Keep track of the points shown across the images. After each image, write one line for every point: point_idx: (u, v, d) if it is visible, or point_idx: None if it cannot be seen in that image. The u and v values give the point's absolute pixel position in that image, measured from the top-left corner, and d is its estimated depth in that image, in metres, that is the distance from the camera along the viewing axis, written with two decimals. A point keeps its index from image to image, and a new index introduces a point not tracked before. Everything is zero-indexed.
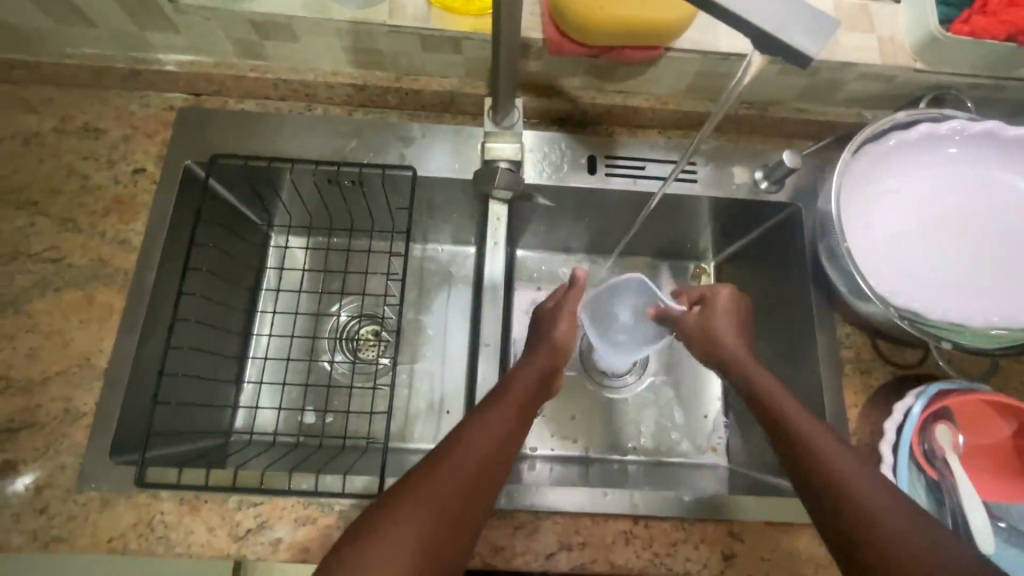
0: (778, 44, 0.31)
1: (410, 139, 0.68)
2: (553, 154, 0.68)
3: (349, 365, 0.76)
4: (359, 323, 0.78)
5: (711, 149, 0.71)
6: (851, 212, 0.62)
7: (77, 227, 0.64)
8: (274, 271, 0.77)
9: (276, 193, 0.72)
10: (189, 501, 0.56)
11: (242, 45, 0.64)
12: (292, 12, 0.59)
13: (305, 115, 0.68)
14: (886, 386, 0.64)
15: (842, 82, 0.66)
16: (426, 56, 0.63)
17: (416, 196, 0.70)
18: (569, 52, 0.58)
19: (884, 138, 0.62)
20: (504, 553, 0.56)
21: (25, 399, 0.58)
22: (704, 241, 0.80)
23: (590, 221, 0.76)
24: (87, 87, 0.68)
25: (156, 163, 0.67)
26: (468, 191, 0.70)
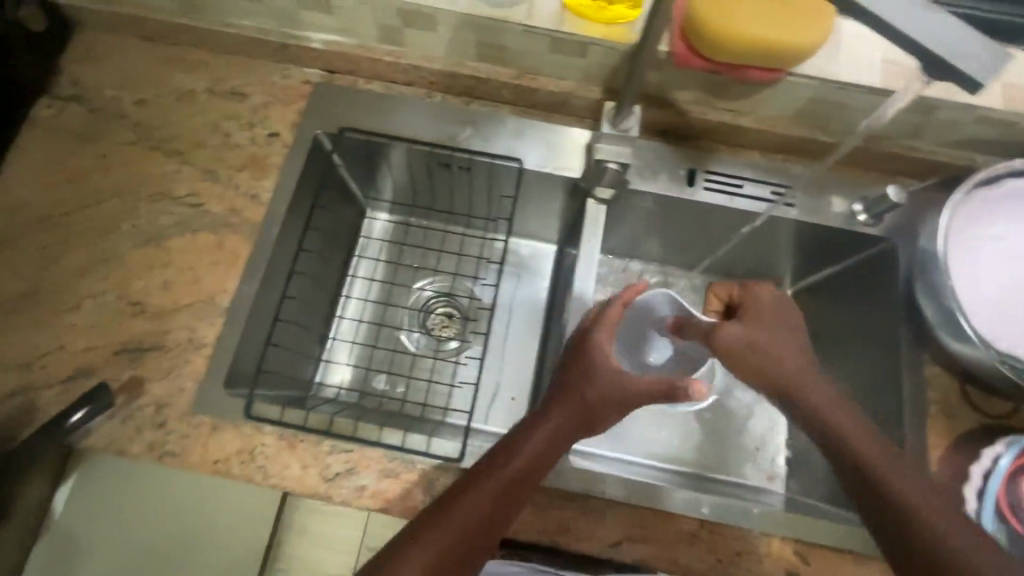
0: (947, 67, 0.33)
1: (520, 134, 0.72)
2: (653, 162, 0.71)
3: (427, 339, 0.80)
4: (441, 301, 0.82)
5: (811, 176, 0.72)
6: (958, 252, 0.63)
7: (216, 178, 0.70)
8: (370, 241, 0.83)
9: (387, 170, 0.77)
10: (288, 438, 0.61)
11: (385, 31, 0.69)
12: (438, 5, 0.65)
13: (426, 101, 0.74)
14: (972, 433, 0.63)
15: (959, 123, 0.66)
16: (551, 58, 0.67)
17: (516, 187, 0.74)
18: (694, 66, 0.60)
19: (998, 182, 0.62)
20: (571, 534, 0.58)
21: (157, 324, 0.64)
22: (783, 268, 0.81)
23: (674, 234, 0.78)
24: (238, 56, 0.76)
25: (289, 129, 0.73)
26: (568, 189, 0.73)
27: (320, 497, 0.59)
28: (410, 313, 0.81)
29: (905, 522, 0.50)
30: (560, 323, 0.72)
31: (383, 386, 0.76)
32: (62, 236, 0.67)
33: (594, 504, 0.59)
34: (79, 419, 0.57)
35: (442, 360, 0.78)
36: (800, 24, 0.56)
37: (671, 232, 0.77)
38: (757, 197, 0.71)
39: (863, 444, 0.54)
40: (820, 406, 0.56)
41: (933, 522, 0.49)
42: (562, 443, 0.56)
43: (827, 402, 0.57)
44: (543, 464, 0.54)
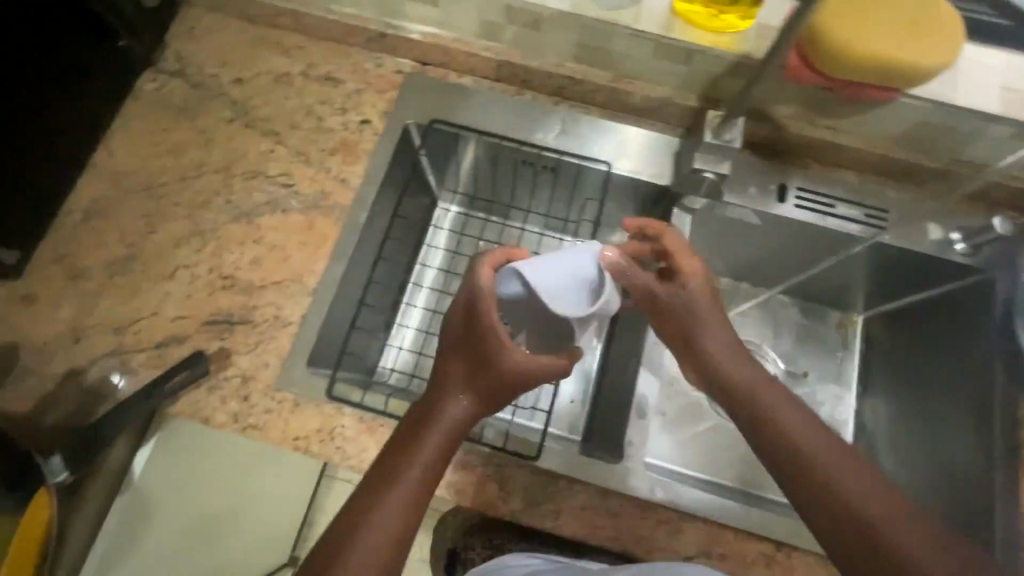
0: None
1: (610, 137, 0.71)
2: (745, 175, 0.70)
3: None
4: None
5: (905, 200, 0.70)
6: None
7: (307, 160, 0.72)
8: (440, 230, 0.82)
9: (468, 163, 0.77)
10: (367, 422, 0.61)
11: (487, 26, 0.70)
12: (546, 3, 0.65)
13: (517, 98, 0.74)
14: None
15: None
16: (653, 63, 0.67)
17: (601, 191, 0.74)
18: (806, 79, 0.60)
19: None
20: (644, 543, 0.58)
21: (246, 299, 0.66)
22: (859, 292, 0.79)
23: (754, 250, 0.76)
24: (334, 41, 0.77)
25: (380, 116, 0.74)
26: (653, 196, 0.72)
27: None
28: None
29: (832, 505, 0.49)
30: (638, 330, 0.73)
31: None
32: (160, 206, 0.69)
33: (668, 514, 0.59)
34: (177, 382, 0.60)
35: None
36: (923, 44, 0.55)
37: (751, 246, 0.75)
38: (849, 218, 0.69)
39: (775, 416, 0.53)
40: (733, 384, 0.56)
41: (865, 500, 0.48)
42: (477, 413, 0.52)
43: (731, 370, 0.57)
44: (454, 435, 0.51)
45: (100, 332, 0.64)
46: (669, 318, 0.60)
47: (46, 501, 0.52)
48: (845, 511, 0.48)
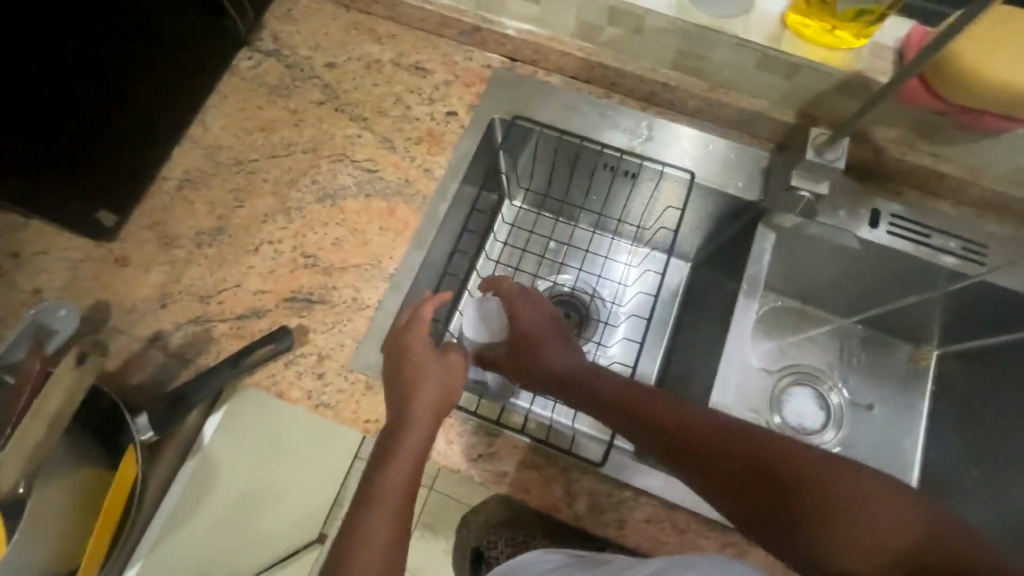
0: None
1: (696, 147, 0.70)
2: (835, 197, 0.68)
3: None
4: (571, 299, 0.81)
5: (1006, 236, 0.67)
6: None
7: (393, 147, 0.73)
8: (507, 226, 0.82)
9: (544, 161, 0.77)
10: None
11: (585, 26, 0.70)
12: (652, 7, 0.64)
13: (604, 101, 0.73)
14: None
15: None
16: (754, 75, 0.66)
17: (681, 200, 0.72)
18: (921, 104, 0.61)
19: None
20: None
21: (326, 279, 0.67)
22: (940, 329, 0.76)
23: (831, 275, 0.74)
24: (426, 31, 0.77)
25: (466, 109, 0.74)
26: (736, 210, 0.71)
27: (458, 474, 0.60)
28: None
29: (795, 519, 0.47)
30: (707, 345, 0.71)
31: None
32: (250, 181, 0.71)
33: (734, 536, 0.58)
34: (260, 355, 0.62)
35: None
36: None
37: (831, 270, 0.73)
38: (944, 250, 0.66)
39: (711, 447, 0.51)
40: (671, 422, 0.54)
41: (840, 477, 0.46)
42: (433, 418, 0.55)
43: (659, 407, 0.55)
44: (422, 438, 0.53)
45: (188, 298, 0.66)
46: (560, 377, 0.61)
47: (135, 459, 0.56)
48: (817, 513, 0.46)
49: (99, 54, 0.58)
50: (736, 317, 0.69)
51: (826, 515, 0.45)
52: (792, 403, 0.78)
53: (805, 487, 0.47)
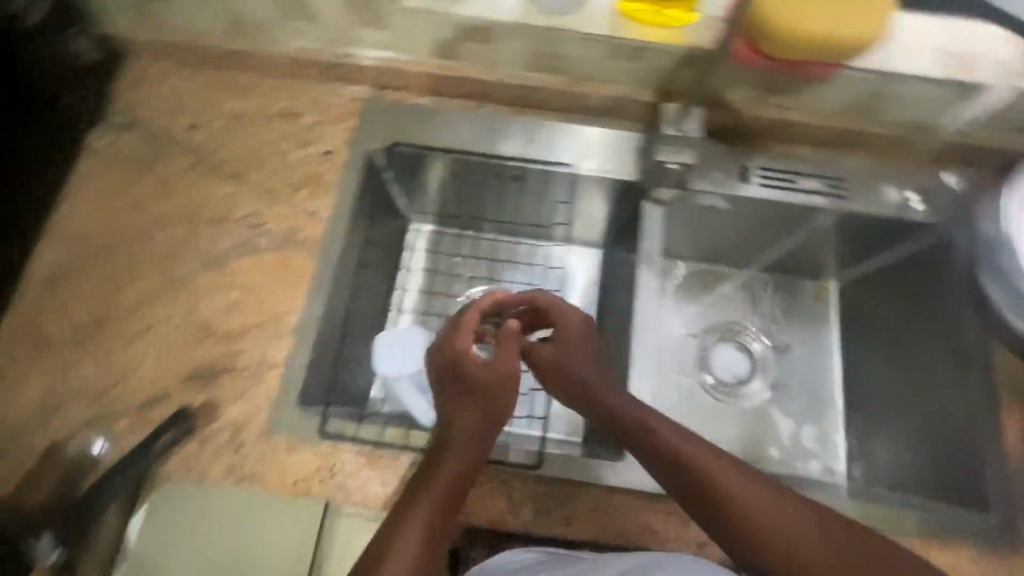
0: None
1: (569, 140, 0.72)
2: (706, 160, 0.71)
3: None
4: None
5: (862, 167, 0.73)
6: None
7: (274, 198, 0.71)
8: (413, 252, 0.82)
9: (432, 181, 0.77)
10: (367, 454, 0.60)
11: (440, 45, 0.71)
12: (496, 17, 0.66)
13: (475, 111, 0.74)
14: None
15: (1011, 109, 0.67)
16: (606, 64, 0.69)
17: (570, 193, 0.75)
18: (753, 64, 0.65)
19: None
20: (657, 536, 0.59)
21: (227, 346, 0.64)
22: (832, 261, 0.81)
23: (724, 233, 0.78)
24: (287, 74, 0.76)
25: (342, 146, 0.73)
26: (622, 192, 0.73)
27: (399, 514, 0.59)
28: None
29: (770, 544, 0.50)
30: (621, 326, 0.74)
31: None
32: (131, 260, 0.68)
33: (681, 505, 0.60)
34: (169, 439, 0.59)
35: None
36: (855, 18, 0.60)
37: (725, 230, 0.77)
38: (813, 191, 0.71)
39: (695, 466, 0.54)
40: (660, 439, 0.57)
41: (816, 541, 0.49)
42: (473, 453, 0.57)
43: (640, 414, 0.59)
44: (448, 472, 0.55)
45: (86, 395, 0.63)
46: (577, 382, 0.63)
47: None
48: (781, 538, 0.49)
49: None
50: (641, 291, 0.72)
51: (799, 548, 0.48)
52: (718, 359, 0.82)
53: (791, 547, 0.49)
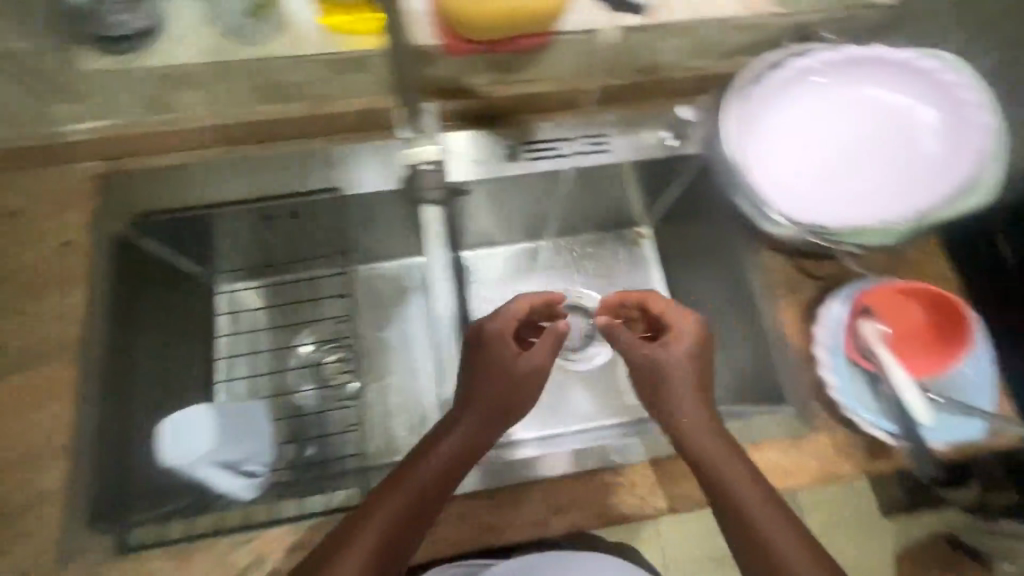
0: None
1: (332, 162, 0.72)
2: (471, 148, 0.73)
3: (320, 395, 0.78)
4: (324, 352, 0.80)
5: (614, 118, 0.76)
6: (749, 146, 0.69)
7: (17, 309, 0.65)
8: (227, 314, 0.80)
9: (213, 239, 0.74)
10: (178, 555, 0.58)
11: (149, 102, 0.66)
12: (182, 61, 0.61)
13: (226, 157, 0.72)
14: (811, 305, 0.70)
15: (723, 36, 0.71)
16: (326, 82, 0.67)
17: (354, 214, 0.74)
18: (467, 51, 0.64)
19: (757, 78, 0.70)
20: (496, 530, 0.61)
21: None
22: (636, 205, 0.85)
23: (521, 206, 0.80)
24: (0, 172, 0.68)
25: (83, 233, 0.68)
26: (399, 200, 0.74)
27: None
28: (294, 374, 0.79)
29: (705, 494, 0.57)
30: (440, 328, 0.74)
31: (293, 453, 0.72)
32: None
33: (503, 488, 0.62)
34: None
35: (341, 405, 0.77)
36: None
37: (523, 202, 0.79)
38: (579, 151, 0.75)
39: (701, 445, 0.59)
40: (675, 408, 0.62)
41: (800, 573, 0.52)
42: (423, 468, 0.57)
43: (687, 421, 0.60)
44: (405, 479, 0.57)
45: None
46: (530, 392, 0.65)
47: None
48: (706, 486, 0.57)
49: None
50: (436, 300, 0.72)
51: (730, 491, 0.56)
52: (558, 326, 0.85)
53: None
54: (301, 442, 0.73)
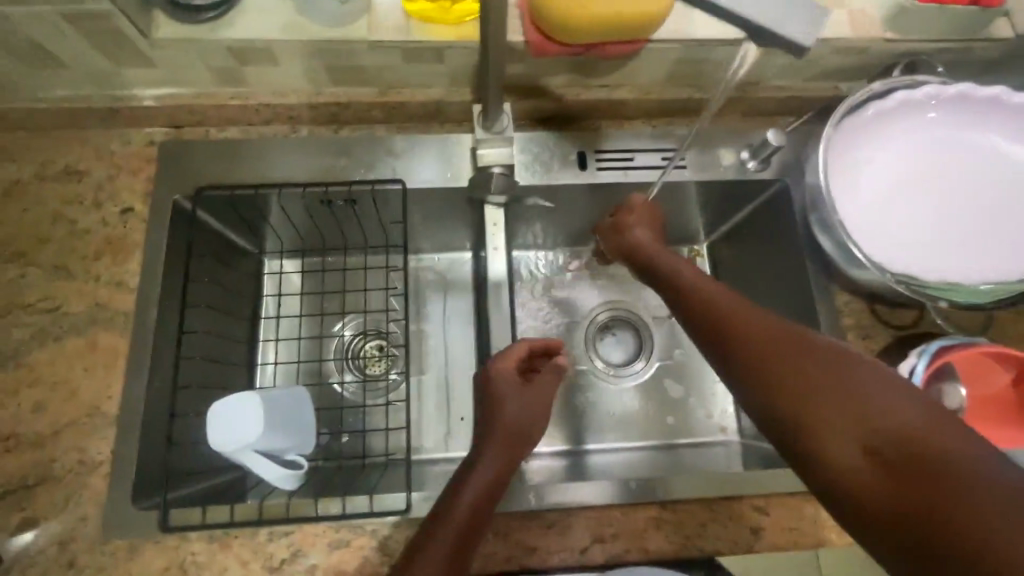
0: (787, 41, 0.44)
1: (676, 139, 0.88)
2: (730, 159, 0.87)
3: (610, 367, 1.04)
4: (621, 335, 1.07)
5: (744, 133, 0.88)
6: (847, 191, 0.76)
7: (341, 231, 0.91)
8: (518, 273, 1.07)
9: (541, 208, 0.91)
10: (525, 516, 0.72)
11: (364, 73, 0.80)
12: (396, 63, 0.77)
13: (567, 124, 0.88)
14: (891, 346, 0.81)
15: (820, 56, 0.81)
16: (551, 65, 0.80)
17: None
18: (549, 50, 0.75)
19: (867, 110, 0.75)
20: (794, 532, 0.74)
21: (374, 392, 0.92)
22: (698, 224, 0.97)
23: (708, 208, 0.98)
24: (187, 167, 0.82)
25: (363, 174, 0.83)
26: None
27: (563, 509, 0.73)
28: (605, 346, 1.06)
29: (908, 441, 0.47)
30: None
31: (632, 406, 1.01)
32: (337, 335, 0.93)
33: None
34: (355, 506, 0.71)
35: (666, 384, 1.03)
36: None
37: None
38: (761, 168, 0.86)
39: (792, 373, 0.55)
40: (772, 372, 0.56)
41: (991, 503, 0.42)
42: (542, 412, 0.74)
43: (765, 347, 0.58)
44: (532, 434, 0.73)
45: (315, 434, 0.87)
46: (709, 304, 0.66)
47: None
48: (861, 455, 0.49)
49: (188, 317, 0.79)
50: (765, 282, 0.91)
51: (812, 401, 0.53)
52: None
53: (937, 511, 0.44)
54: (626, 400, 1.02)
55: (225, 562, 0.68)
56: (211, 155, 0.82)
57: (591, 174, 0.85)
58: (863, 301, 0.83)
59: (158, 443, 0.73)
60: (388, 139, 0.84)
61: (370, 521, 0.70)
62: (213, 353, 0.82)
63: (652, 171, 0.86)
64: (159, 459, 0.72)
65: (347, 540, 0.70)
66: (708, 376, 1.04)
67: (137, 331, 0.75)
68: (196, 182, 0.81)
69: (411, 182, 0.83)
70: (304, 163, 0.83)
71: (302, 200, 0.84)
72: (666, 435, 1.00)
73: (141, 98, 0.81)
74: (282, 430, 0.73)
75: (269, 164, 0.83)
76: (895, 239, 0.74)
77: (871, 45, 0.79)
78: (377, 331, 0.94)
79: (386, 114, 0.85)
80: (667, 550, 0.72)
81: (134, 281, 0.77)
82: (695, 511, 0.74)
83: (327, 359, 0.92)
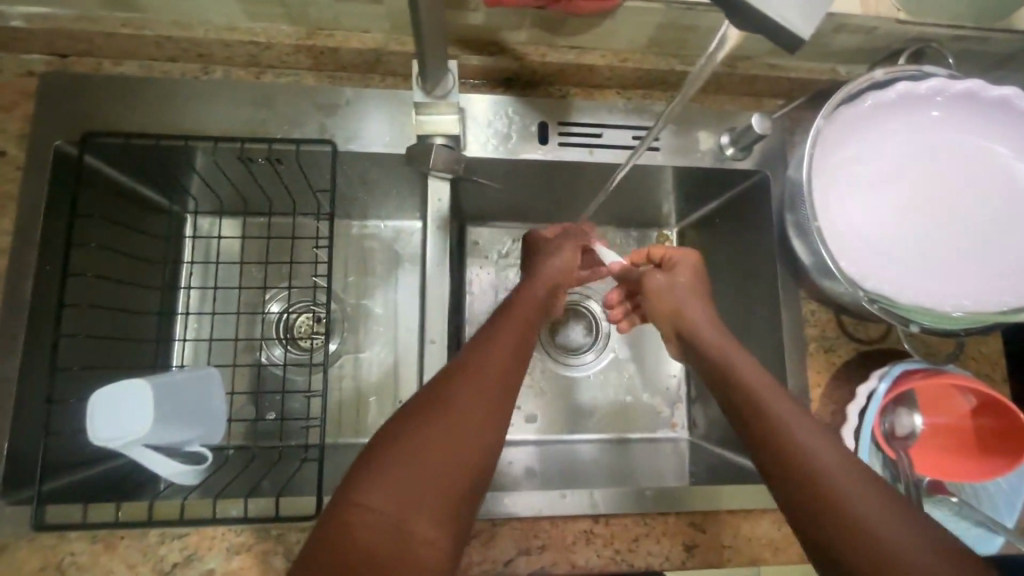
0: (783, 31, 0.34)
1: (650, 113, 0.77)
2: (708, 142, 0.77)
3: (562, 354, 0.97)
4: (576, 320, 0.99)
5: (726, 114, 0.78)
6: (825, 194, 0.68)
7: (264, 192, 0.79)
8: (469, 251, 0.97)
9: (494, 183, 0.80)
10: None
11: (287, 6, 0.67)
12: None
13: (530, 90, 0.77)
14: (852, 361, 0.76)
15: (821, 34, 0.71)
16: (510, 16, 0.68)
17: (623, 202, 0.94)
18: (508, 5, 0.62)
19: (862, 100, 0.66)
20: (729, 550, 0.71)
21: (301, 374, 0.83)
22: (668, 209, 0.89)
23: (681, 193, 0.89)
24: (69, 105, 0.69)
25: (285, 129, 0.71)
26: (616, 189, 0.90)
27: (490, 519, 0.68)
28: (558, 332, 0.98)
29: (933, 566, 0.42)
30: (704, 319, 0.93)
31: (582, 399, 0.95)
32: (260, 310, 0.83)
33: (749, 485, 0.72)
34: (259, 509, 0.64)
35: (620, 374, 0.97)
36: None
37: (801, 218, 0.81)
38: (739, 157, 0.77)
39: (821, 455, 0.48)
40: (808, 453, 0.49)
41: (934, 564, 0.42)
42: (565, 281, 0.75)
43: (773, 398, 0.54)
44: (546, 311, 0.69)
45: (232, 417, 0.80)
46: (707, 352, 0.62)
47: None
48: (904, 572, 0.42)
49: (70, 287, 0.67)
50: (730, 282, 0.84)
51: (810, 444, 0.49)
52: None
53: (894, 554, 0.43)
54: (576, 391, 0.95)
55: (111, 566, 0.62)
56: (100, 92, 0.69)
57: (553, 149, 0.75)
58: (830, 311, 0.77)
59: (36, 431, 0.64)
60: (316, 90, 0.72)
61: (276, 525, 0.65)
62: (108, 329, 0.72)
63: (622, 151, 0.76)
64: (35, 450, 0.64)
65: (251, 544, 0.64)
66: (664, 368, 0.98)
67: (8, 303, 0.65)
68: (81, 126, 0.68)
69: (343, 144, 0.72)
70: (214, 111, 0.70)
71: (213, 155, 0.71)
72: (616, 429, 0.94)
73: (9, 17, 0.67)
74: (183, 422, 0.64)
75: (172, 108, 0.70)
76: (873, 250, 0.68)
77: (880, 24, 0.69)
78: (308, 306, 0.85)
79: (316, 59, 0.73)
80: (597, 565, 0.68)
81: (6, 242, 0.67)
82: (629, 525, 0.70)
83: (251, 337, 0.83)
